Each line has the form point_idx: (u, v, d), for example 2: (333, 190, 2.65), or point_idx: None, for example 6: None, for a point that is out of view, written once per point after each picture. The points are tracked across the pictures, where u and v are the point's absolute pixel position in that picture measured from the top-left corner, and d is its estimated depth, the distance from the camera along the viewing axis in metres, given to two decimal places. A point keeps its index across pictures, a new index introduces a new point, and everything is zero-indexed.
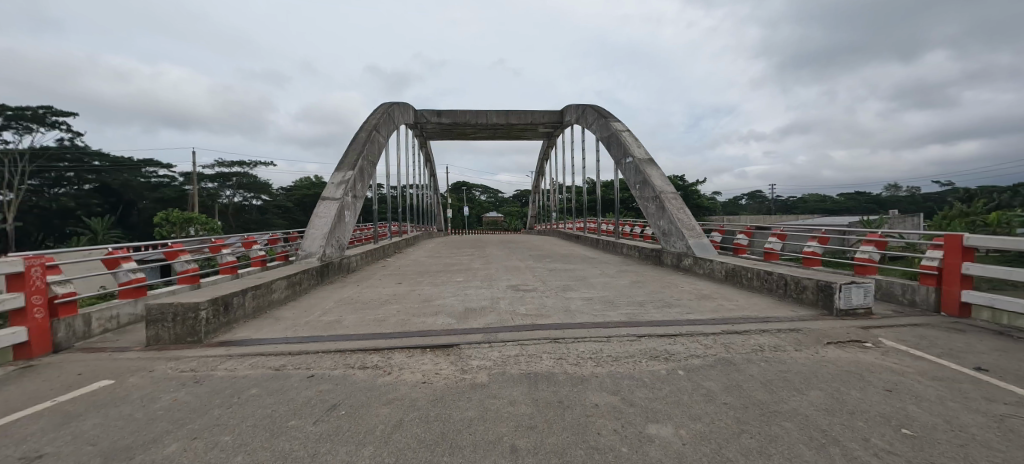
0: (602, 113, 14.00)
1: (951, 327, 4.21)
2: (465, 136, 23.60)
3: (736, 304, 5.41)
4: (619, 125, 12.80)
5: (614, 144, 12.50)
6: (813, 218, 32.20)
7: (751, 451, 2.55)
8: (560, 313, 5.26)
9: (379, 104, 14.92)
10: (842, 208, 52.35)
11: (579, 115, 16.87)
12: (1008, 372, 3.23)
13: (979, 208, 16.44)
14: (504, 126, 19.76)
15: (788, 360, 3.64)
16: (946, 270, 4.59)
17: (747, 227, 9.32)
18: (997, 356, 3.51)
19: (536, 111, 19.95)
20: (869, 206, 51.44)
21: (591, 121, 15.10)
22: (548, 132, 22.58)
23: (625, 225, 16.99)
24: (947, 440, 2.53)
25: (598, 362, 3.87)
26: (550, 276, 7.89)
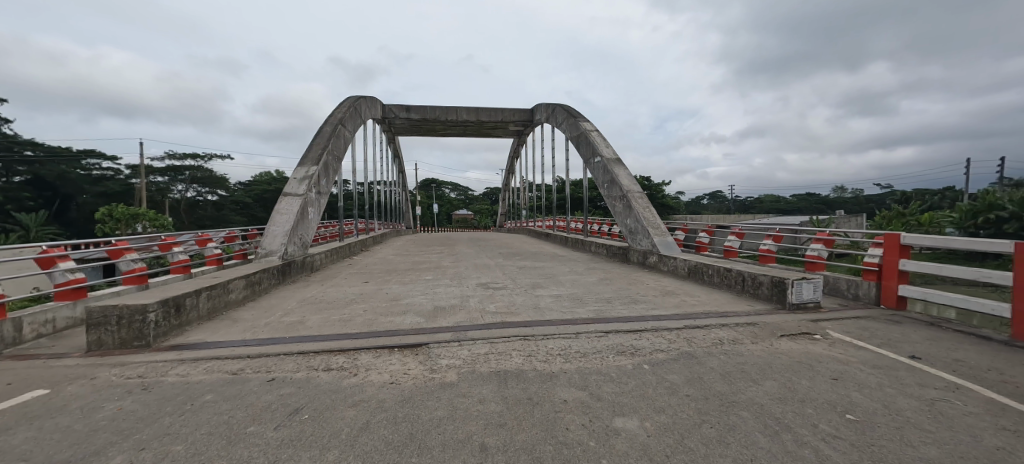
0: (572, 113, 14.19)
1: (889, 319, 4.55)
2: (435, 132, 23.26)
3: (698, 300, 5.62)
4: (587, 125, 12.99)
5: (583, 144, 12.70)
6: (768, 218, 34.07)
7: (712, 440, 2.65)
8: (529, 311, 5.29)
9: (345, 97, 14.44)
10: (794, 208, 55.60)
11: (549, 114, 17.02)
12: (937, 360, 3.53)
13: (914, 210, 17.87)
14: (474, 123, 19.65)
15: (746, 352, 3.81)
16: (885, 266, 4.95)
17: (708, 225, 9.71)
18: (928, 345, 3.82)
19: (507, 110, 19.97)
20: (818, 206, 54.96)
21: (561, 120, 15.25)
22: (520, 130, 22.63)
23: (593, 224, 17.32)
24: (886, 424, 2.73)
25: (567, 359, 3.92)
26: (519, 274, 7.92)
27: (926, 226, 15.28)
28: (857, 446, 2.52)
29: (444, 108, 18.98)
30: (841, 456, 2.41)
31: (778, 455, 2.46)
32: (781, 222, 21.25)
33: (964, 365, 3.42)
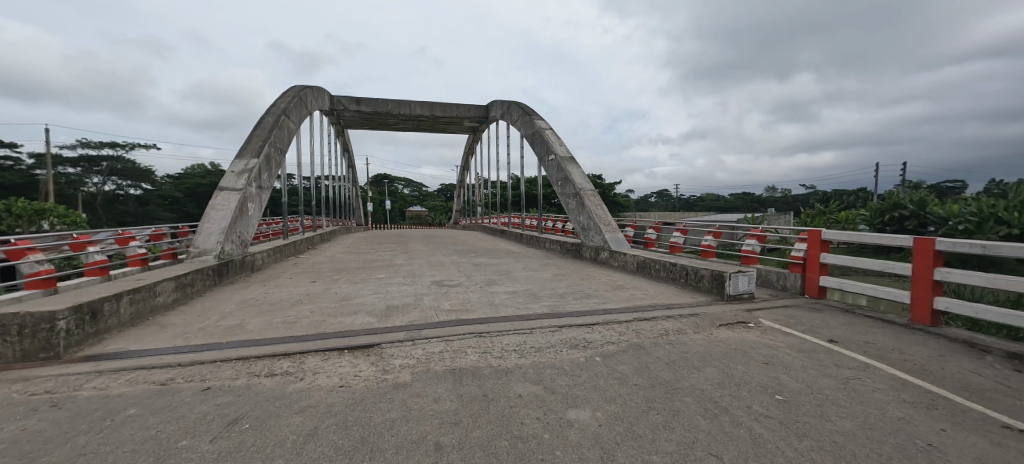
0: (527, 110, 14.32)
1: (812, 307, 5.02)
2: (388, 126, 22.51)
3: (647, 294, 5.88)
4: (542, 123, 13.16)
5: (537, 142, 12.88)
6: (708, 215, 36.48)
7: (658, 426, 2.79)
8: (484, 308, 5.29)
9: (290, 86, 13.61)
10: (731, 205, 60.17)
11: (504, 111, 17.10)
12: (850, 342, 3.94)
13: (832, 208, 19.85)
14: (428, 117, 19.30)
15: (688, 342, 4.05)
16: (808, 259, 5.45)
17: (655, 222, 10.21)
18: (844, 329, 4.26)
19: (462, 105, 19.81)
20: (752, 205, 59.67)
21: (516, 117, 15.34)
22: (476, 126, 22.50)
23: (548, 220, 17.67)
24: (809, 402, 3.01)
25: (522, 354, 3.96)
26: (474, 271, 7.89)
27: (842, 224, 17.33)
28: (785, 424, 2.75)
29: (396, 101, 18.47)
30: (771, 434, 2.62)
31: (717, 436, 2.63)
32: (719, 219, 22.82)
33: (872, 346, 3.85)
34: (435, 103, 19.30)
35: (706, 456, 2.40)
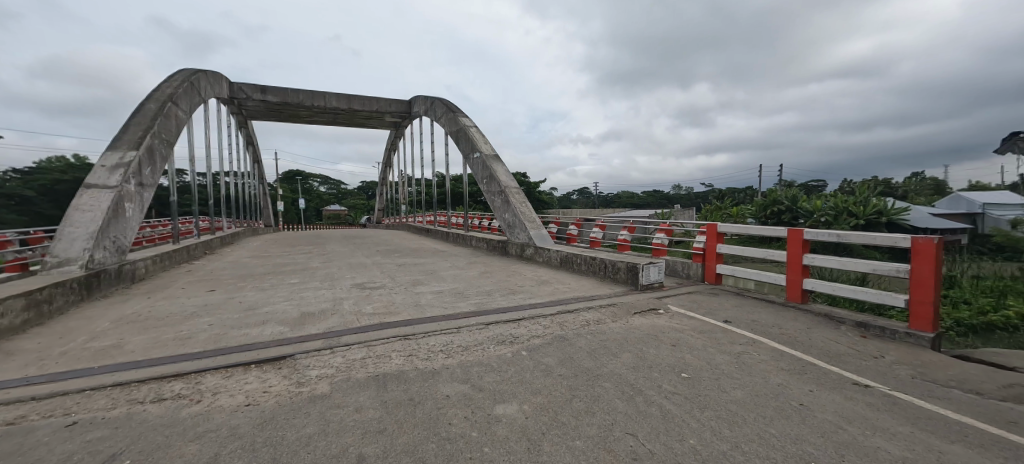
0: (451, 108, 14.17)
1: (711, 292, 5.64)
2: (302, 118, 20.76)
3: (569, 287, 6.15)
4: (467, 121, 13.12)
5: (462, 139, 12.83)
6: (622, 211, 39.46)
7: (581, 412, 2.91)
8: (409, 309, 5.16)
9: (180, 70, 11.96)
10: (644, 202, 65.66)
11: (428, 107, 16.81)
12: (741, 321, 4.50)
13: (727, 204, 22.55)
14: (344, 111, 18.22)
15: (607, 330, 4.31)
16: (707, 250, 6.11)
17: (576, 219, 10.77)
18: (735, 310, 4.84)
19: (383, 99, 19.08)
20: (662, 202, 65.76)
21: (440, 114, 15.09)
22: (401, 122, 21.74)
23: (475, 218, 17.78)
24: (710, 377, 3.36)
25: (449, 354, 3.91)
26: (398, 272, 7.62)
27: (734, 217, 20.26)
28: (691, 398, 3.04)
29: (309, 92, 17.19)
30: (679, 409, 2.88)
31: (633, 416, 2.82)
32: (631, 215, 24.79)
33: (758, 323, 4.42)
34: (355, 97, 18.27)
35: (624, 435, 2.57)
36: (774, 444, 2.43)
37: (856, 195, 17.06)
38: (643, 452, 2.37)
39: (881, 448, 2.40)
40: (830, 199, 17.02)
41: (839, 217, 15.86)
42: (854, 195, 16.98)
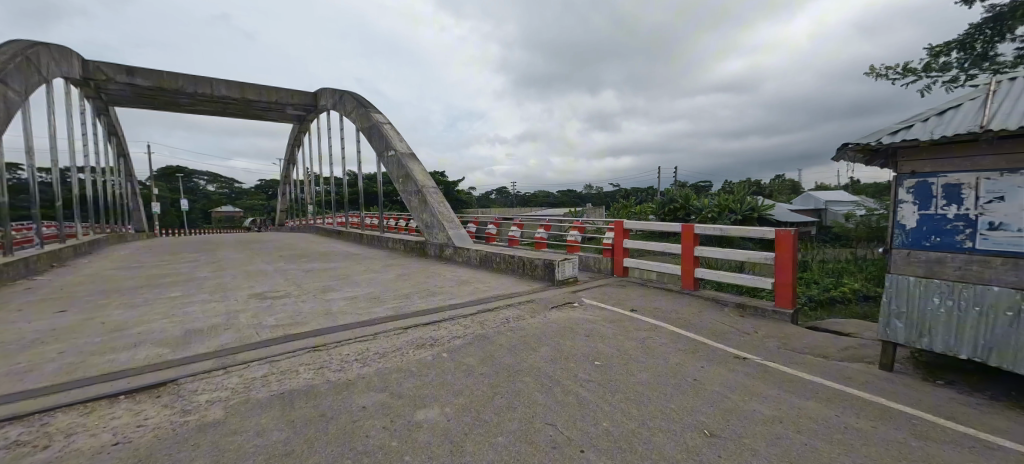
0: (363, 103, 13.44)
1: (620, 284, 6.14)
2: (184, 106, 18.02)
3: (489, 286, 6.25)
4: (380, 117, 12.56)
5: (375, 136, 12.27)
6: (538, 209, 41.08)
7: (503, 408, 2.95)
8: (320, 319, 4.83)
9: (9, 41, 9.66)
10: (562, 200, 68.97)
11: (337, 100, 15.78)
12: (644, 309, 4.97)
13: (631, 202, 24.75)
14: (238, 100, 16.27)
15: (526, 326, 4.46)
16: (615, 245, 6.63)
17: (495, 217, 10.97)
18: (639, 300, 5.32)
19: (285, 90, 17.45)
20: (578, 199, 69.85)
21: (351, 108, 14.23)
22: (307, 115, 20.04)
23: (391, 218, 17.19)
24: (620, 362, 3.65)
25: (364, 362, 3.73)
26: (305, 279, 7.05)
27: (639, 214, 22.36)
28: (604, 383, 3.27)
29: (192, 77, 15.04)
30: (594, 395, 3.07)
31: (552, 406, 2.95)
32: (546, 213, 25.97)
33: (659, 310, 4.92)
34: (252, 85, 16.41)
35: (544, 425, 2.67)
36: (674, 417, 2.71)
37: (735, 194, 19.88)
38: (562, 439, 2.48)
39: (755, 410, 2.82)
40: (714, 198, 19.61)
41: (722, 212, 18.35)
42: (732, 194, 19.77)
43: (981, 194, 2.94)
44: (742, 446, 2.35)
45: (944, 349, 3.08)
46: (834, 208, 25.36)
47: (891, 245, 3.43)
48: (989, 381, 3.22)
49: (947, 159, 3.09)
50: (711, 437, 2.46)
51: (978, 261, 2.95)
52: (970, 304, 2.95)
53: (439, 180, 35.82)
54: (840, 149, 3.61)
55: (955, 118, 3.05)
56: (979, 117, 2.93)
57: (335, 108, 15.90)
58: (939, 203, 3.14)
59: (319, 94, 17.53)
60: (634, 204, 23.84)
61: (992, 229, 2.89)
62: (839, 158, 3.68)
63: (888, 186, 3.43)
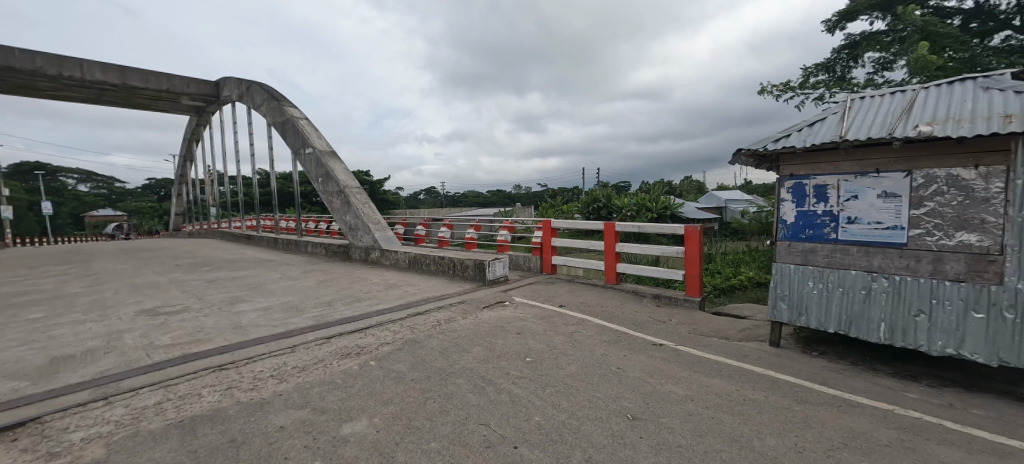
0: (275, 95, 12.31)
1: (549, 282, 6.35)
2: (41, 90, 14.99)
3: (419, 289, 6.09)
4: (295, 112, 11.60)
5: (290, 132, 11.31)
6: (469, 209, 41.01)
7: (435, 412, 2.78)
8: (227, 334, 4.33)
9: None
10: (494, 200, 69.58)
11: (244, 91, 14.27)
12: (572, 304, 5.21)
13: (559, 202, 25.81)
14: (118, 86, 13.95)
15: (458, 327, 4.44)
16: (544, 244, 6.85)
17: (425, 219, 10.76)
18: (567, 295, 5.57)
19: (179, 77, 15.36)
20: (510, 200, 70.92)
21: (261, 100, 12.94)
22: (208, 107, 17.84)
23: (311, 220, 16.02)
24: (550, 357, 3.75)
25: (281, 379, 3.33)
26: (207, 290, 6.26)
27: (565, 213, 23.35)
28: (535, 379, 3.31)
29: (52, 56, 12.56)
30: (526, 391, 3.07)
31: (485, 406, 2.86)
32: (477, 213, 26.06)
33: (585, 304, 5.19)
34: (136, 70, 14.18)
35: (477, 426, 2.56)
36: (601, 405, 2.83)
37: (650, 194, 21.64)
38: (496, 438, 2.40)
39: (671, 391, 3.06)
40: (633, 198, 21.16)
41: (639, 211, 19.86)
42: (648, 194, 21.53)
43: (842, 193, 3.50)
44: (661, 426, 2.53)
45: (818, 325, 3.62)
46: (733, 207, 28.20)
47: (776, 237, 3.92)
48: (848, 349, 3.86)
49: (816, 164, 3.63)
50: (633, 420, 2.61)
51: (840, 249, 3.51)
52: (836, 286, 3.51)
53: (364, 181, 34.05)
54: (735, 153, 4.05)
55: (821, 129, 3.59)
56: (838, 129, 3.48)
57: (242, 100, 14.35)
58: (811, 200, 3.67)
59: (222, 83, 15.71)
60: (562, 204, 24.84)
61: (850, 222, 3.46)
62: (734, 161, 4.13)
63: (773, 186, 3.92)
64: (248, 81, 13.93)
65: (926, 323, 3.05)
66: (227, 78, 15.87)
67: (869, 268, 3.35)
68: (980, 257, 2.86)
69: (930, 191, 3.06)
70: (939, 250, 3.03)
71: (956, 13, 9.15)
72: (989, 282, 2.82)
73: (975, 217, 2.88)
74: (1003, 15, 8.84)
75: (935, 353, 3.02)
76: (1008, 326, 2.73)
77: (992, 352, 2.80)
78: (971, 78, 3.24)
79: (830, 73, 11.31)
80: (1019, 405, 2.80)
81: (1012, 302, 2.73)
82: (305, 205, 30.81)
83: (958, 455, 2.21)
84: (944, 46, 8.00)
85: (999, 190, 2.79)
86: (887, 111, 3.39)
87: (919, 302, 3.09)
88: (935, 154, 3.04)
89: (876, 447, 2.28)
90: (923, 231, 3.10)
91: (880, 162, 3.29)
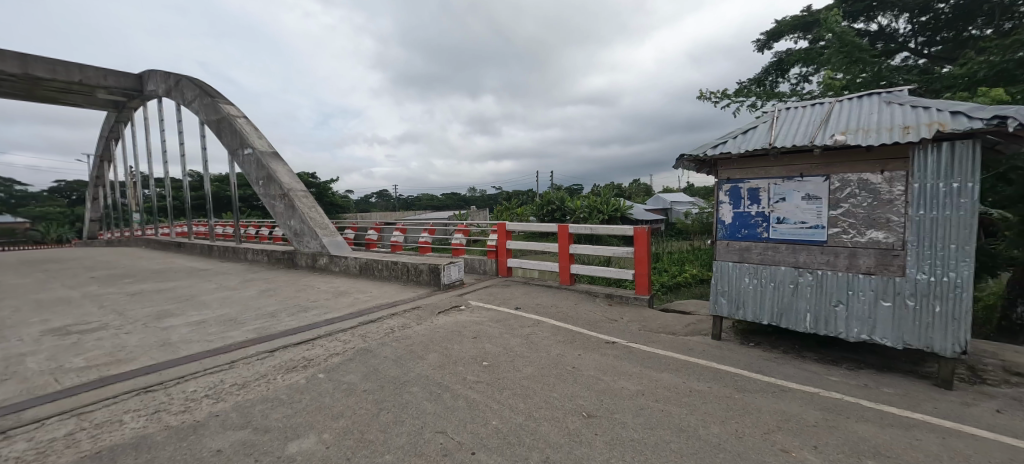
0: (208, 91, 11.41)
1: (504, 284, 6.37)
2: None
3: (371, 296, 5.89)
4: (232, 110, 10.83)
5: (226, 131, 10.53)
6: (423, 213, 40.38)
7: (390, 423, 2.58)
8: (155, 352, 3.93)
9: None
10: (449, 203, 68.88)
11: (172, 86, 13.09)
12: (528, 306, 5.27)
13: (514, 205, 26.12)
14: (17, 76, 12.28)
15: (413, 334, 4.33)
16: (499, 247, 6.87)
17: (377, 223, 10.45)
18: (522, 298, 5.63)
19: (93, 68, 13.80)
20: (466, 203, 70.58)
21: (192, 96, 11.95)
22: (128, 102, 16.17)
23: (252, 226, 14.99)
24: (506, 360, 3.73)
25: (218, 398, 3.00)
26: (129, 305, 5.65)
27: (520, 215, 23.61)
28: (492, 383, 3.26)
29: None
30: (482, 396, 3.00)
31: (441, 413, 2.73)
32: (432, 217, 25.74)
33: (540, 306, 5.27)
34: (40, 58, 12.56)
35: (434, 435, 2.43)
36: (559, 405, 2.84)
37: (602, 196, 22.43)
38: (452, 446, 2.30)
39: (624, 387, 3.16)
40: (585, 200, 21.81)
41: (592, 213, 20.50)
42: (600, 196, 22.31)
43: (772, 195, 3.79)
44: (615, 421, 2.59)
45: (753, 318, 3.89)
46: (677, 208, 30.35)
47: (716, 237, 4.17)
48: (780, 338, 4.19)
49: (749, 169, 3.91)
50: (589, 418, 2.65)
51: (771, 247, 3.80)
52: (768, 281, 3.80)
53: (311, 183, 32.39)
54: (678, 158, 4.29)
55: (752, 137, 3.88)
56: (767, 137, 3.78)
57: (170, 95, 13.15)
58: (745, 202, 3.95)
59: (147, 77, 14.34)
60: (516, 207, 25.07)
61: (778, 222, 3.76)
62: (678, 166, 4.37)
63: (712, 189, 4.17)
64: (177, 75, 12.82)
65: (844, 312, 3.38)
66: (152, 71, 14.49)
67: (796, 264, 3.65)
68: (886, 252, 3.21)
69: (846, 193, 3.39)
70: (854, 246, 3.36)
71: (863, 35, 10.31)
72: (894, 274, 3.17)
73: (881, 216, 3.23)
74: (900, 38, 10.07)
75: (851, 339, 3.35)
76: (909, 312, 3.09)
77: (897, 336, 3.15)
78: (877, 93, 3.63)
79: (762, 86, 12.32)
80: (920, 382, 3.16)
81: (912, 291, 3.08)
82: (245, 209, 28.78)
83: (874, 430, 2.45)
84: (857, 63, 8.94)
85: (900, 193, 3.14)
86: (809, 121, 3.73)
87: (838, 293, 3.41)
88: (848, 160, 3.38)
89: (805, 428, 2.48)
90: (840, 229, 3.43)
91: (804, 167, 3.60)
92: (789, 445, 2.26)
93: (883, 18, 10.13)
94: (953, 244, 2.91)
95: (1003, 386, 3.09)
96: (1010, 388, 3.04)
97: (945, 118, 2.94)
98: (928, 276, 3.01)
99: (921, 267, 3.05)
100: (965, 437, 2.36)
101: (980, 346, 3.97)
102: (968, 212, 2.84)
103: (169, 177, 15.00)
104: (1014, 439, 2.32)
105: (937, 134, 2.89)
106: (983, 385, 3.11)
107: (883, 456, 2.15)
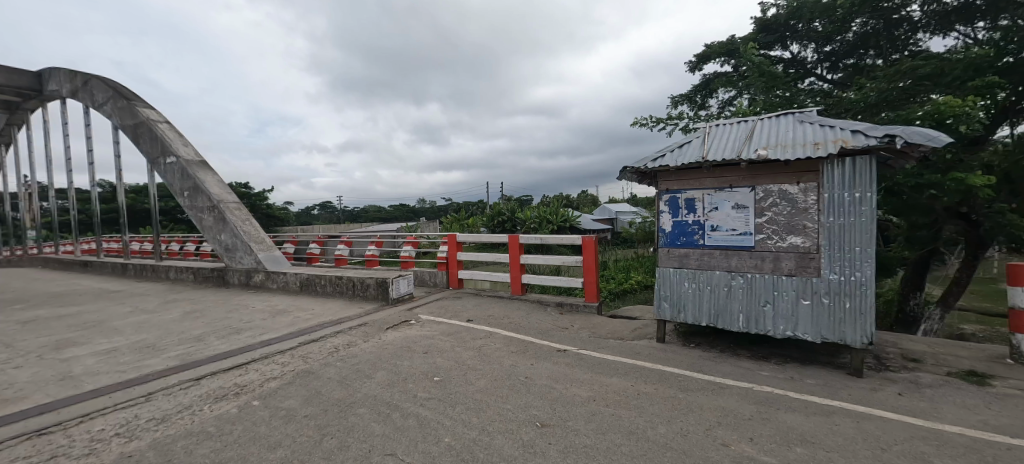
0: (124, 93, 10.34)
1: (455, 297, 6.30)
2: None
3: (313, 314, 5.56)
4: (153, 114, 9.90)
5: (145, 136, 9.59)
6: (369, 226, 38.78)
7: (334, 451, 2.41)
8: (52, 388, 3.42)
9: None
10: (394, 215, 66.18)
11: (79, 85, 11.71)
12: (480, 318, 5.25)
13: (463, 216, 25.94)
14: None
15: (359, 353, 4.13)
16: (450, 258, 6.79)
17: (323, 234, 10.10)
18: (475, 310, 5.59)
19: None
20: (414, 214, 68.75)
21: (104, 98, 10.77)
22: (23, 102, 14.20)
23: (175, 242, 13.58)
24: (459, 374, 3.65)
25: (134, 436, 2.67)
26: (18, 335, 4.88)
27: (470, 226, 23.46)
28: (445, 398, 3.18)
29: None
30: (434, 413, 2.91)
31: (391, 434, 2.61)
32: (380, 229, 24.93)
33: (492, 317, 5.26)
34: None
35: (384, 457, 2.32)
36: (512, 418, 2.81)
37: (551, 205, 22.95)
38: None
39: (576, 394, 3.22)
40: (535, 210, 22.26)
41: (541, 224, 21.03)
42: (550, 206, 22.84)
43: (706, 204, 4.06)
44: (569, 429, 2.62)
45: (693, 319, 4.11)
46: (621, 217, 31.65)
47: (658, 245, 4.37)
48: (717, 339, 4.47)
49: (685, 181, 4.17)
50: (542, 427, 2.66)
51: (707, 253, 4.06)
52: (705, 284, 4.05)
53: (243, 194, 30.12)
54: (622, 170, 4.49)
55: (687, 151, 4.14)
56: (700, 151, 4.06)
57: (77, 96, 11.73)
58: (683, 211, 4.20)
59: (48, 75, 12.74)
60: (465, 216, 24.90)
61: (713, 230, 4.03)
62: (621, 177, 4.57)
63: (654, 199, 4.38)
64: (86, 75, 11.51)
65: (771, 311, 3.68)
66: (53, 69, 12.88)
67: (729, 267, 3.92)
68: (805, 255, 3.55)
69: (769, 203, 3.72)
70: (777, 250, 3.68)
71: (779, 61, 11.54)
72: (810, 274, 3.51)
73: (800, 223, 3.57)
74: (809, 65, 11.34)
75: (779, 336, 3.63)
76: (825, 309, 3.42)
77: (816, 331, 3.47)
78: (791, 113, 4.04)
79: (693, 104, 13.32)
80: (836, 372, 3.51)
81: (826, 290, 3.43)
82: (168, 224, 26.20)
83: (799, 419, 2.67)
84: (774, 85, 10.03)
85: (814, 201, 3.50)
86: (735, 137, 4.07)
87: (766, 294, 3.71)
88: (770, 173, 3.71)
89: (742, 422, 2.64)
90: (766, 235, 3.74)
91: (733, 178, 3.90)
92: (728, 439, 2.40)
93: (795, 46, 11.33)
94: (857, 247, 3.29)
95: (902, 372, 3.50)
96: (908, 373, 3.45)
97: (847, 136, 3.34)
98: (839, 276, 3.37)
99: (834, 268, 3.40)
100: (876, 420, 2.63)
101: (882, 336, 4.48)
102: (868, 219, 3.24)
103: (73, 189, 13.18)
104: (914, 418, 2.63)
105: (841, 150, 3.28)
106: (886, 372, 3.51)
107: (809, 442, 2.34)
